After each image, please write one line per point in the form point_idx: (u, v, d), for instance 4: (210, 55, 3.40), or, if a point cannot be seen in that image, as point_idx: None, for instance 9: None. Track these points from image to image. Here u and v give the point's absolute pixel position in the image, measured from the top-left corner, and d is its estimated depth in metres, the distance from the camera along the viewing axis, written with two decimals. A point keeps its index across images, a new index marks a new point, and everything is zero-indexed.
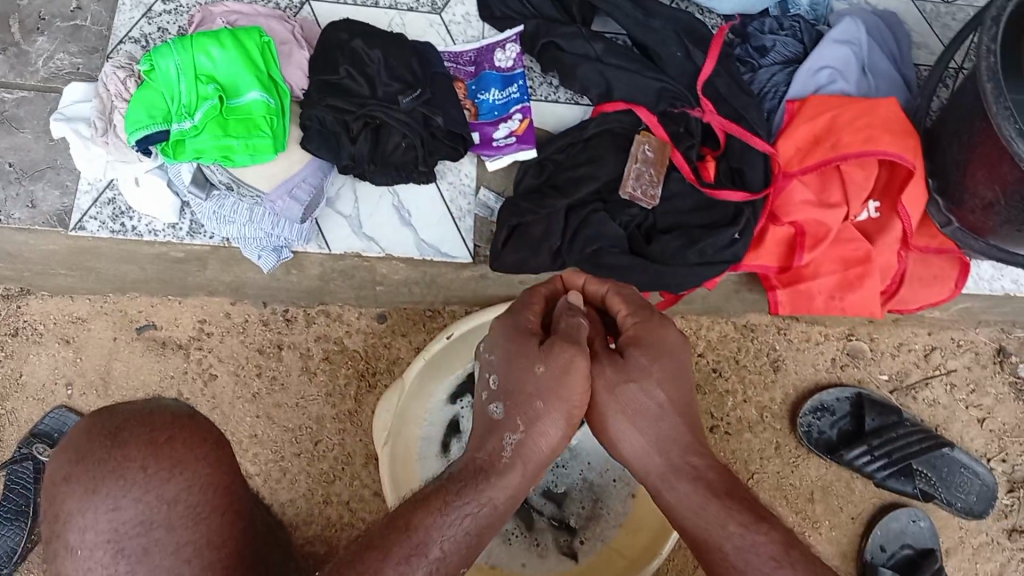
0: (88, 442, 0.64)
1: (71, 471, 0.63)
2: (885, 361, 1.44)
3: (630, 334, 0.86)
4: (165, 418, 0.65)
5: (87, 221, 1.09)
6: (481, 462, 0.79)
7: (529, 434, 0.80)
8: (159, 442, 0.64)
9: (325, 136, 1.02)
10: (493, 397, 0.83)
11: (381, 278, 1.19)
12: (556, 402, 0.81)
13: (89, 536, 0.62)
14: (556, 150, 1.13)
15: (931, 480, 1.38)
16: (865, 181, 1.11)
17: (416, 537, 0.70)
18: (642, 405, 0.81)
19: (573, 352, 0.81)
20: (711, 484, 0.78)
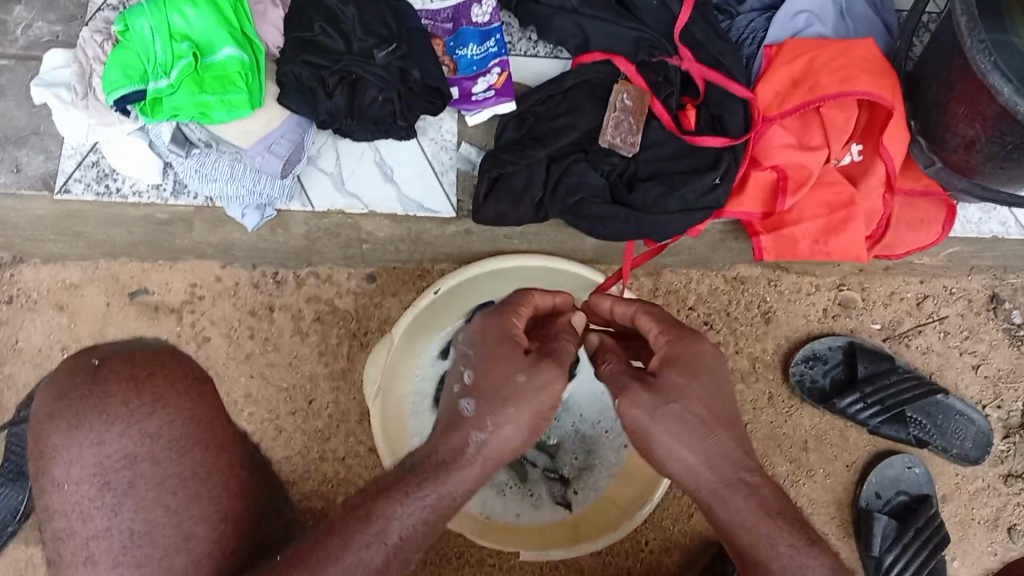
0: (73, 382, 0.78)
1: (57, 409, 0.77)
2: (877, 311, 1.43)
3: (665, 354, 0.88)
4: (147, 358, 0.81)
5: (73, 184, 1.10)
6: (443, 456, 0.80)
7: (495, 433, 0.80)
8: (141, 377, 0.78)
9: (301, 92, 1.03)
10: (464, 394, 0.84)
11: (367, 236, 1.21)
12: (526, 405, 0.81)
13: (75, 471, 0.75)
14: (536, 103, 1.12)
15: (925, 427, 1.39)
16: (845, 124, 1.12)
17: (374, 525, 0.75)
18: (685, 421, 0.81)
19: (556, 373, 0.83)
20: (764, 500, 0.80)
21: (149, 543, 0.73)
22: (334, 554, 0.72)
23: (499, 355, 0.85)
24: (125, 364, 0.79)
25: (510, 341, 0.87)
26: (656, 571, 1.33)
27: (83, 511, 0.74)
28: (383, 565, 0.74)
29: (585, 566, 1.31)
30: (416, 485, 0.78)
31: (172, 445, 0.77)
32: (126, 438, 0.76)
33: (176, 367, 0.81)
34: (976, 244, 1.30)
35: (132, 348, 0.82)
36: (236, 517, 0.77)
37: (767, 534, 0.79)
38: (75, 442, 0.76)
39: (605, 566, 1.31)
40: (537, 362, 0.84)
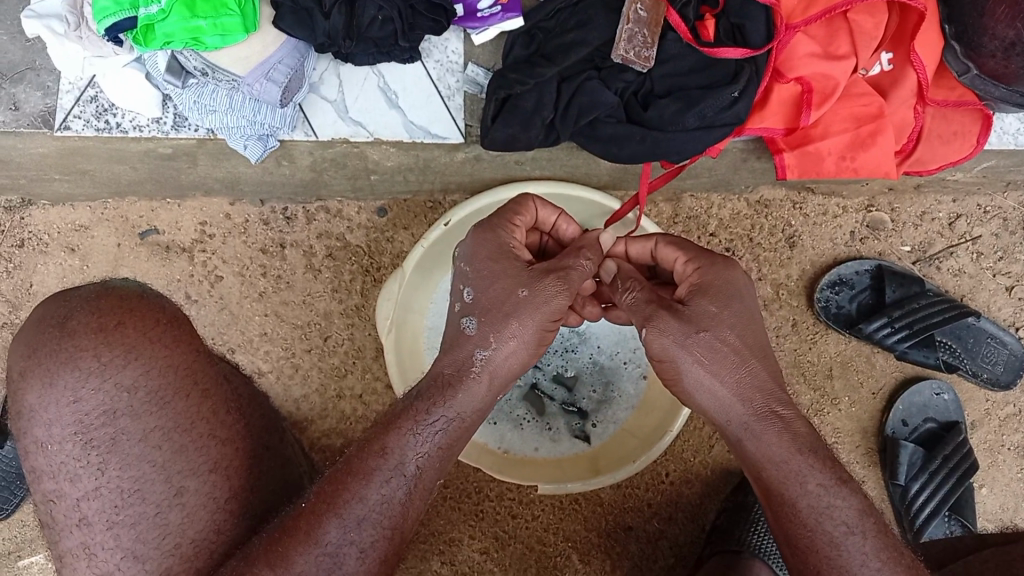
0: (42, 336, 0.77)
1: (29, 367, 0.76)
2: (907, 232, 1.38)
3: (695, 281, 0.84)
4: (115, 305, 0.79)
5: (72, 120, 1.07)
6: (449, 376, 0.80)
7: (499, 349, 0.81)
8: (109, 328, 0.77)
9: (297, 14, 0.99)
10: (465, 309, 0.83)
11: (375, 165, 1.18)
12: (528, 320, 0.81)
13: (56, 431, 0.74)
14: (542, 18, 1.07)
15: (955, 352, 1.34)
16: (873, 29, 1.06)
17: (393, 458, 0.75)
18: (718, 349, 0.78)
19: (559, 289, 0.82)
20: (797, 435, 0.77)
21: (139, 501, 0.74)
22: (357, 493, 0.72)
23: (498, 271, 0.83)
24: (91, 316, 0.77)
25: (511, 256, 0.85)
26: (676, 502, 1.31)
27: (71, 471, 0.74)
28: (405, 498, 0.75)
29: (605, 498, 1.30)
30: (425, 411, 0.78)
31: (151, 398, 0.76)
32: (102, 394, 0.75)
33: (147, 315, 0.79)
34: (1012, 158, 1.24)
35: (97, 298, 0.79)
36: (224, 464, 0.78)
37: (798, 469, 0.75)
38: (51, 401, 0.75)
39: (625, 499, 1.30)
40: (540, 277, 0.82)
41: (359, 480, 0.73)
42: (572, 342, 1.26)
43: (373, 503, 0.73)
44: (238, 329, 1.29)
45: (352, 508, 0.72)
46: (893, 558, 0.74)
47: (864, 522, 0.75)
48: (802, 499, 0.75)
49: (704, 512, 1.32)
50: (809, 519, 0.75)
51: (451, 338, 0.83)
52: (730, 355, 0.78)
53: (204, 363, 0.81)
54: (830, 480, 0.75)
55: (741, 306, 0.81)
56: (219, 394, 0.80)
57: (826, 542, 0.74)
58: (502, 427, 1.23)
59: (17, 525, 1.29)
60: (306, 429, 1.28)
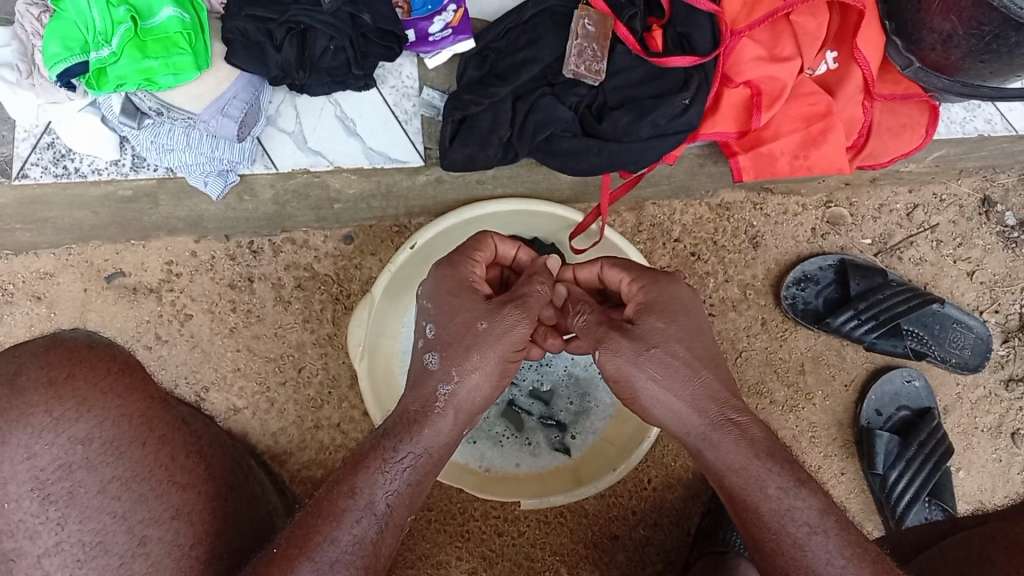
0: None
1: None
2: (867, 226, 1.40)
3: (641, 301, 0.87)
4: (63, 357, 0.76)
5: (30, 168, 1.07)
6: (414, 413, 0.80)
7: (463, 382, 0.81)
8: (60, 381, 0.74)
9: (249, 49, 1.00)
10: (427, 346, 0.84)
11: (337, 194, 1.19)
12: (489, 353, 0.82)
13: (12, 489, 0.71)
14: (496, 37, 1.09)
15: (922, 339, 1.36)
16: (816, 29, 1.09)
17: (362, 499, 0.74)
18: (670, 364, 0.80)
19: (518, 318, 0.83)
20: (754, 441, 0.78)
21: (103, 553, 0.72)
22: (329, 536, 0.71)
23: (459, 305, 0.84)
24: (40, 370, 0.74)
25: (471, 290, 0.86)
26: (660, 509, 1.32)
27: (31, 528, 0.71)
28: (377, 537, 0.74)
29: (589, 509, 1.30)
30: (392, 450, 0.77)
31: (107, 448, 0.75)
32: (58, 448, 0.73)
33: (98, 363, 0.77)
34: (962, 147, 1.28)
35: (46, 348, 0.77)
36: (188, 512, 0.76)
37: (756, 475, 0.76)
38: (6, 459, 0.72)
39: (610, 509, 1.30)
40: (499, 307, 0.83)
41: (330, 522, 0.72)
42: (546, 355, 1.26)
43: (345, 545, 0.72)
44: (211, 367, 1.28)
45: (325, 551, 0.71)
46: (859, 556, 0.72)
47: (827, 522, 0.74)
48: (764, 503, 0.75)
49: (689, 515, 1.32)
50: (771, 523, 0.75)
51: (415, 374, 0.83)
52: (679, 370, 0.80)
53: (160, 409, 0.80)
54: (790, 482, 0.76)
55: (690, 318, 0.84)
56: (176, 437, 0.80)
57: (791, 544, 0.74)
58: (482, 445, 1.23)
59: None
60: (284, 463, 1.28)
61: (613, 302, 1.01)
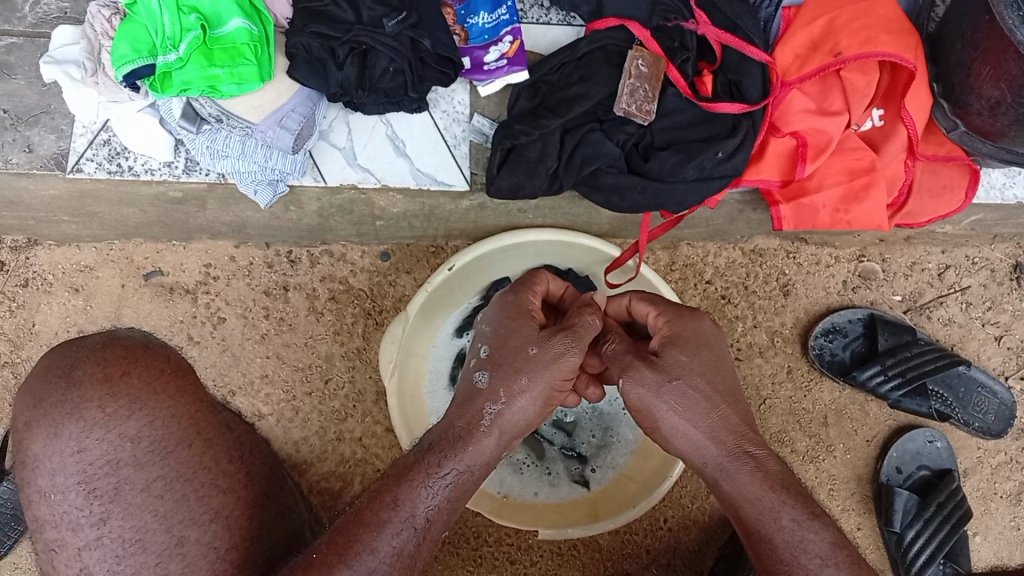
0: (47, 385, 0.75)
1: (34, 417, 0.74)
2: (898, 282, 1.41)
3: (666, 335, 0.87)
4: (119, 355, 0.78)
5: (84, 163, 1.10)
6: (460, 429, 0.82)
7: (508, 405, 0.82)
8: (114, 377, 0.76)
9: (311, 63, 1.03)
10: (478, 365, 0.86)
11: (380, 212, 1.20)
12: (537, 377, 0.83)
13: (60, 480, 0.73)
14: (548, 71, 1.12)
15: (947, 400, 1.36)
16: (866, 87, 1.09)
17: (404, 511, 0.76)
18: (690, 398, 0.81)
19: (568, 347, 0.84)
20: (770, 474, 0.80)
21: (141, 550, 0.73)
22: (369, 546, 0.73)
23: (516, 328, 0.87)
24: (99, 365, 0.77)
25: (528, 316, 0.89)
26: (675, 549, 1.32)
27: (74, 520, 0.73)
28: (414, 550, 0.75)
29: (603, 544, 1.30)
30: (437, 464, 0.79)
31: (154, 447, 0.76)
32: (107, 444, 0.74)
33: (152, 365, 0.78)
34: (999, 211, 1.29)
35: (102, 348, 0.78)
36: (227, 511, 0.77)
37: (771, 506, 0.79)
38: (55, 452, 0.73)
39: (624, 545, 1.30)
40: (550, 336, 0.85)
41: (371, 531, 0.74)
42: None
43: (383, 556, 0.73)
44: (240, 371, 1.30)
45: (364, 560, 0.72)
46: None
47: (836, 556, 0.77)
48: (778, 535, 0.78)
49: (703, 559, 1.32)
50: (784, 557, 0.78)
51: (464, 393, 0.85)
52: (701, 403, 0.81)
53: (207, 412, 0.81)
54: (803, 515, 0.79)
55: (712, 357, 0.85)
56: (221, 443, 0.81)
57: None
58: (503, 471, 1.24)
59: (8, 568, 1.23)
60: (305, 474, 1.28)
61: (640, 334, 1.02)
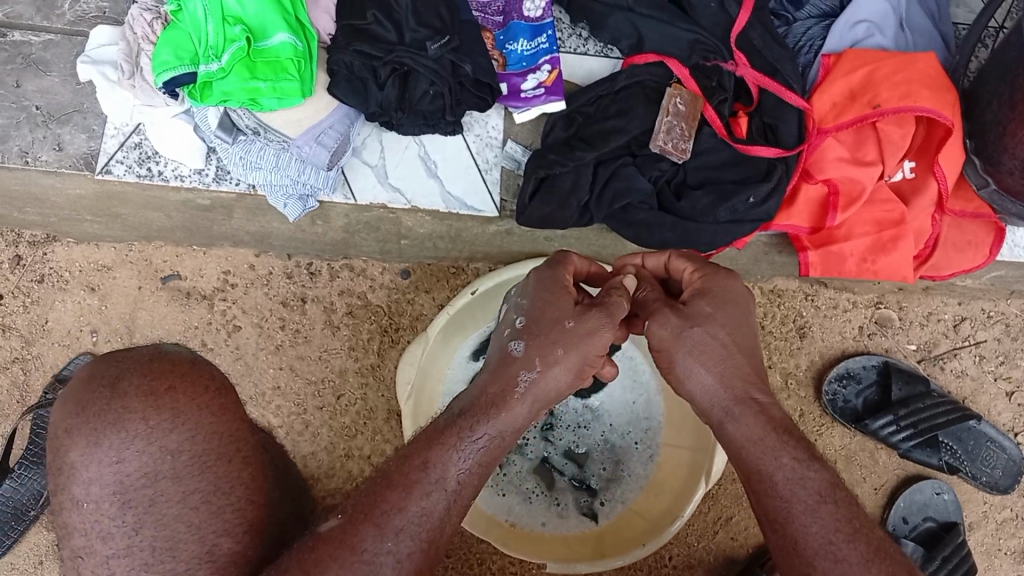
0: (90, 394, 0.70)
1: (74, 425, 0.69)
2: (914, 331, 1.41)
3: (695, 286, 0.87)
4: (166, 369, 0.72)
5: (114, 165, 1.09)
6: (493, 396, 0.80)
7: (545, 373, 0.81)
8: (160, 391, 0.70)
9: (353, 81, 1.02)
10: (513, 334, 0.85)
11: (407, 231, 1.20)
12: (573, 350, 0.83)
13: (95, 490, 0.67)
14: (585, 103, 1.12)
15: (957, 453, 1.36)
16: (901, 140, 1.09)
17: (434, 472, 0.73)
18: (708, 345, 0.81)
19: (604, 323, 0.84)
20: (774, 418, 0.78)
21: (170, 560, 0.65)
22: (398, 505, 0.69)
23: (552, 301, 0.87)
24: (144, 377, 0.71)
25: (566, 292, 0.88)
26: None
27: (105, 529, 0.66)
28: (443, 514, 0.72)
29: None
30: (469, 428, 0.77)
31: (195, 462, 0.69)
32: (147, 456, 0.68)
33: (197, 381, 0.73)
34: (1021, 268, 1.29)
35: (150, 359, 0.73)
36: (262, 528, 0.70)
37: (771, 445, 0.76)
38: (93, 461, 0.67)
39: None
40: (585, 312, 0.85)
41: (398, 493, 0.70)
42: (585, 418, 1.28)
43: (412, 515, 0.69)
44: (252, 381, 1.29)
45: (391, 519, 0.68)
46: (860, 536, 0.70)
47: (834, 494, 0.73)
48: (778, 473, 0.74)
49: None
50: (783, 494, 0.73)
51: (498, 359, 0.84)
52: (717, 348, 0.81)
53: (249, 431, 0.74)
54: (804, 455, 0.75)
55: (740, 316, 0.84)
56: (259, 460, 0.74)
57: (802, 512, 0.72)
58: (512, 500, 1.23)
59: (6, 569, 1.21)
60: (312, 489, 1.27)
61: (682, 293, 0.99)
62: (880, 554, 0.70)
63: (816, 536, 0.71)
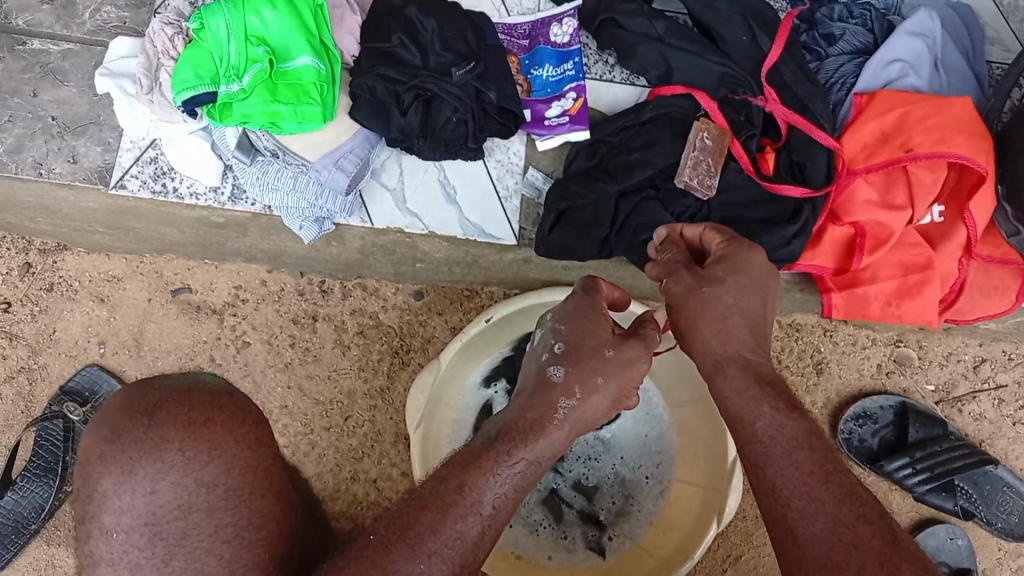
0: (127, 421, 0.63)
1: (108, 452, 0.62)
2: (933, 371, 1.39)
3: (718, 253, 0.83)
4: (204, 401, 0.64)
5: (128, 180, 1.07)
6: (531, 420, 0.78)
7: (584, 401, 0.80)
8: (198, 422, 0.63)
9: (375, 106, 1.00)
10: (552, 360, 0.83)
11: (422, 255, 1.17)
12: (612, 379, 0.83)
13: (125, 520, 0.61)
14: (610, 133, 1.10)
15: (972, 498, 1.34)
16: (932, 184, 1.06)
17: (470, 498, 0.69)
18: (712, 311, 0.78)
19: (641, 354, 0.85)
20: (759, 373, 0.76)
21: None
22: (430, 528, 0.65)
23: (592, 328, 0.86)
24: (181, 409, 0.63)
25: (603, 317, 0.88)
26: None
27: (133, 562, 0.60)
28: (477, 540, 0.68)
29: None
30: (506, 452, 0.73)
31: (229, 495, 0.62)
32: (182, 487, 0.61)
33: (235, 414, 0.65)
34: None
35: (189, 387, 0.65)
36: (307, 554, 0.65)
37: (755, 395, 0.75)
38: (127, 490, 0.61)
39: None
40: (624, 340, 0.86)
41: (433, 515, 0.67)
42: (596, 450, 1.27)
43: (446, 540, 0.65)
44: (260, 399, 1.27)
45: (427, 544, 0.64)
46: (833, 479, 0.69)
47: (812, 441, 0.72)
48: (759, 422, 0.74)
49: None
50: (764, 443, 0.72)
51: (536, 383, 0.82)
52: (719, 315, 0.78)
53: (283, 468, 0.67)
54: (783, 406, 0.74)
55: (752, 293, 0.79)
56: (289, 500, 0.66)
57: (780, 456, 0.71)
58: (518, 531, 1.22)
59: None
60: None
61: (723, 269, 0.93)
62: (850, 495, 0.68)
63: (791, 477, 0.69)
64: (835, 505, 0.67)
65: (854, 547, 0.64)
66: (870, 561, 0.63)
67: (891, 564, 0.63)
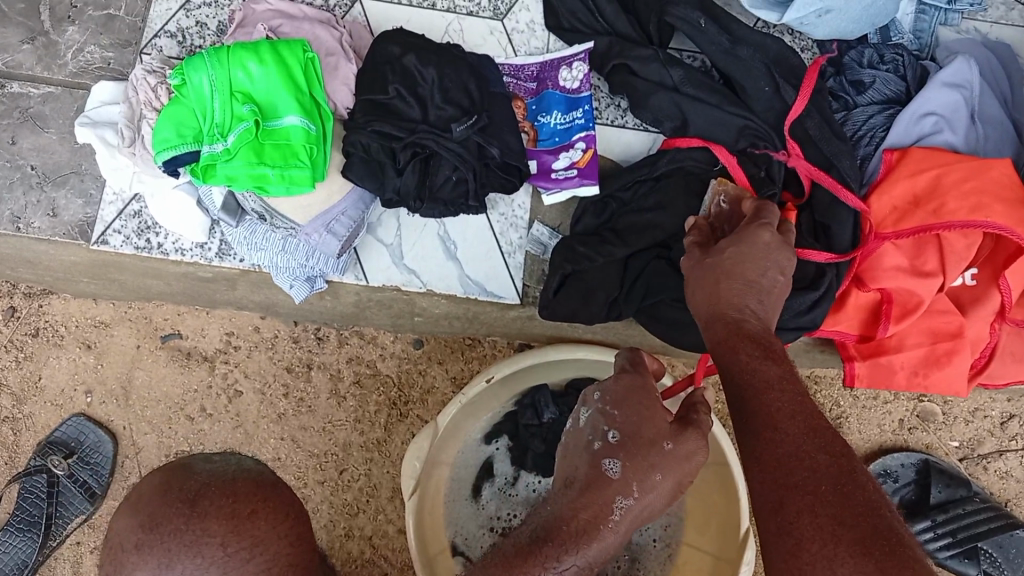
0: (165, 503, 0.44)
1: (142, 544, 0.43)
2: (957, 427, 1.32)
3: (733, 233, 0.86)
4: (249, 489, 0.45)
5: (110, 235, 1.01)
6: (585, 522, 0.71)
7: (642, 499, 0.74)
8: (242, 514, 0.43)
9: (370, 165, 0.93)
10: (607, 450, 0.76)
11: (421, 310, 1.11)
12: (672, 474, 0.75)
13: None
14: (621, 187, 1.03)
15: (996, 562, 1.27)
16: (966, 250, 0.99)
17: None
18: (711, 281, 0.81)
19: (702, 446, 0.77)
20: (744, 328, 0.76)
21: None
22: None
23: (646, 416, 0.77)
24: (224, 498, 0.44)
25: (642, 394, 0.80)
26: None
27: None
28: None
29: None
30: (555, 558, 0.67)
31: None
32: None
33: (281, 506, 0.45)
34: None
35: (232, 474, 0.46)
36: None
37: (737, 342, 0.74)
38: None
39: None
40: (682, 429, 0.77)
41: None
42: None
43: None
44: (251, 450, 1.22)
45: None
46: (800, 411, 0.66)
47: (785, 384, 0.70)
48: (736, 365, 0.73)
49: None
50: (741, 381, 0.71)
51: (587, 478, 0.74)
52: (715, 284, 0.81)
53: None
54: (758, 352, 0.73)
55: (753, 261, 0.81)
56: None
57: (754, 392, 0.69)
58: None
59: None
60: None
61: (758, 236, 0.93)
62: (814, 431, 0.65)
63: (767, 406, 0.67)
64: (797, 437, 0.64)
65: (811, 471, 0.61)
66: (828, 484, 0.60)
67: (847, 487, 0.59)
